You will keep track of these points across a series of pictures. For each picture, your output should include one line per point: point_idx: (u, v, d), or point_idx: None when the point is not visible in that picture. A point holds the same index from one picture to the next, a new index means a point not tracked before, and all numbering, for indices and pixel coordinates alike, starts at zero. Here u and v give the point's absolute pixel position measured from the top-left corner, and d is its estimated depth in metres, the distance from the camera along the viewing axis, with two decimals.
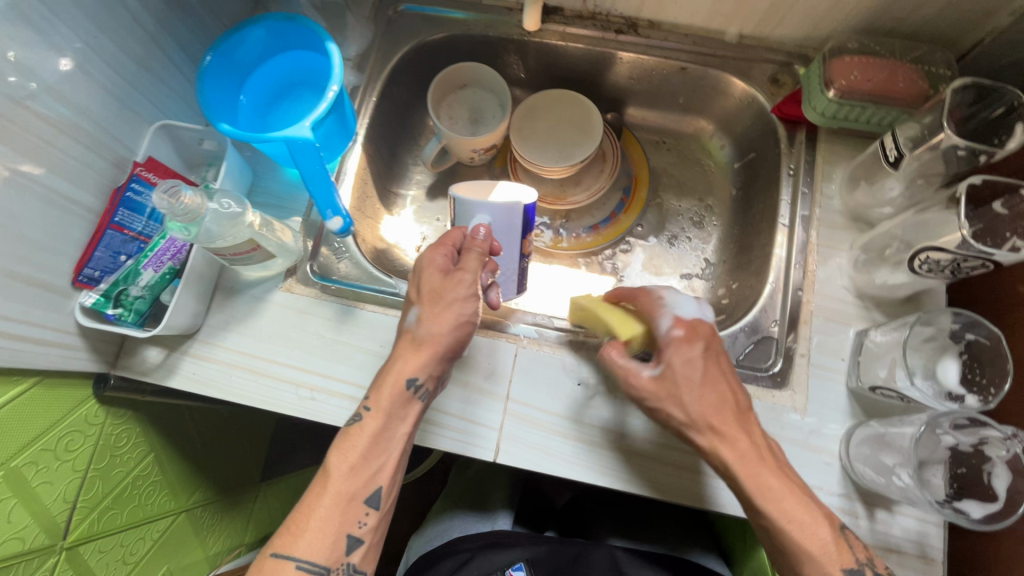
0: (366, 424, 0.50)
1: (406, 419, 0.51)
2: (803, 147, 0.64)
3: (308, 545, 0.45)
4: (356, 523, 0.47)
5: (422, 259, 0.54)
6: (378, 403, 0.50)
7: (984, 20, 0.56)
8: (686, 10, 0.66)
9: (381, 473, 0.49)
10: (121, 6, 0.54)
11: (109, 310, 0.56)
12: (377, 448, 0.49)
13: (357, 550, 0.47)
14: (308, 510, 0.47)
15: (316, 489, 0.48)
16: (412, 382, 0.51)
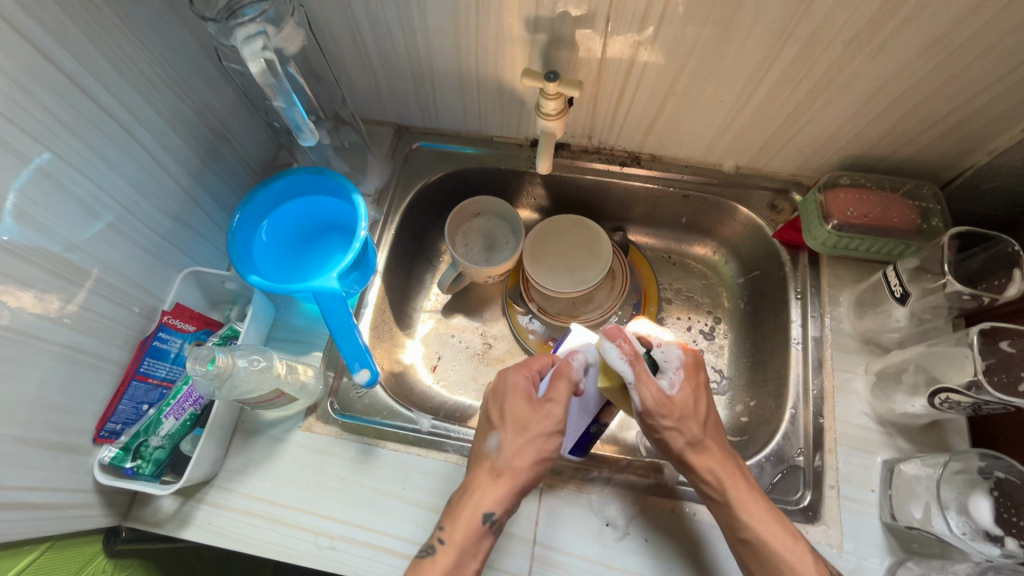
0: (436, 559, 0.48)
1: (477, 556, 0.50)
2: (807, 271, 0.67)
3: None
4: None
5: (505, 383, 0.54)
6: (452, 537, 0.49)
7: (964, 157, 0.61)
8: (685, 147, 0.71)
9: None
10: (162, 169, 0.58)
11: (127, 463, 0.55)
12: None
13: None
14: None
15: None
16: (487, 517, 0.50)
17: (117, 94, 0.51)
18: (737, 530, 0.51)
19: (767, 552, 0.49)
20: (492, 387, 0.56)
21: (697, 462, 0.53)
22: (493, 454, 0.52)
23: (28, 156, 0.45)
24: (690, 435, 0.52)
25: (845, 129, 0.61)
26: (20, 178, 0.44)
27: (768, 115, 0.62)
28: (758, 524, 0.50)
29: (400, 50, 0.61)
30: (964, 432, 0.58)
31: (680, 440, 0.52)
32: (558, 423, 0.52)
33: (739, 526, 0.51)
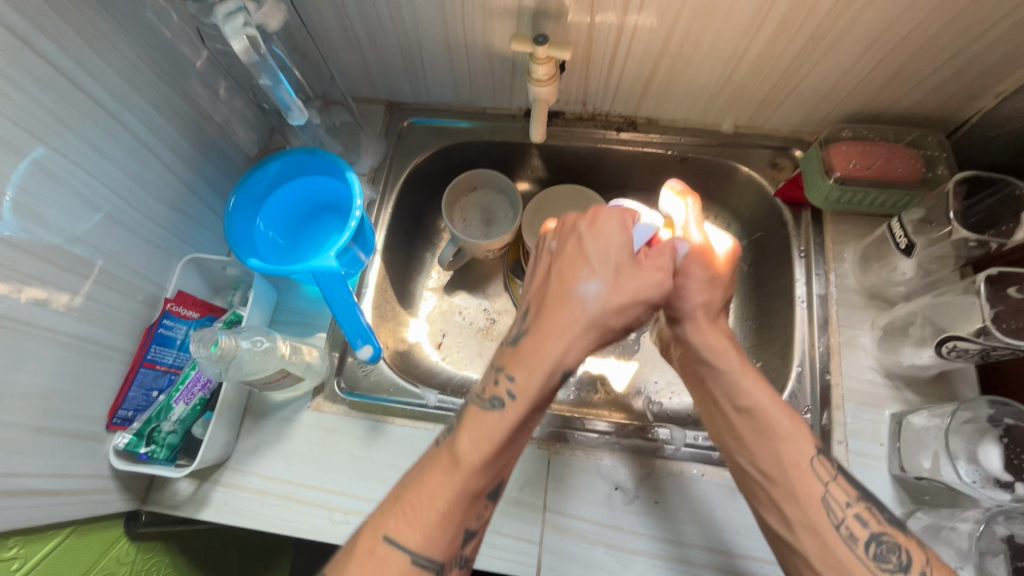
0: (506, 411, 0.45)
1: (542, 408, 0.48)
2: (811, 229, 0.66)
3: (426, 538, 0.42)
4: (473, 517, 0.45)
5: (603, 231, 0.48)
6: (528, 390, 0.45)
7: (970, 102, 0.59)
8: (681, 107, 0.69)
9: (497, 463, 0.46)
10: (155, 157, 0.58)
11: (142, 448, 0.56)
12: (511, 438, 0.46)
13: (469, 544, 0.45)
14: (438, 504, 0.43)
15: (449, 488, 0.43)
16: (567, 374, 0.47)
17: (104, 82, 0.51)
18: (733, 399, 0.51)
19: (769, 419, 0.49)
20: (585, 221, 0.49)
21: (705, 328, 0.54)
22: (589, 300, 0.46)
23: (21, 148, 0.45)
24: (709, 296, 0.54)
25: (846, 79, 0.59)
26: (16, 172, 0.44)
27: (766, 70, 0.60)
28: (756, 393, 0.50)
29: (387, 24, 0.60)
30: (973, 382, 0.57)
31: (699, 300, 0.53)
32: (663, 288, 0.47)
33: (737, 394, 0.51)
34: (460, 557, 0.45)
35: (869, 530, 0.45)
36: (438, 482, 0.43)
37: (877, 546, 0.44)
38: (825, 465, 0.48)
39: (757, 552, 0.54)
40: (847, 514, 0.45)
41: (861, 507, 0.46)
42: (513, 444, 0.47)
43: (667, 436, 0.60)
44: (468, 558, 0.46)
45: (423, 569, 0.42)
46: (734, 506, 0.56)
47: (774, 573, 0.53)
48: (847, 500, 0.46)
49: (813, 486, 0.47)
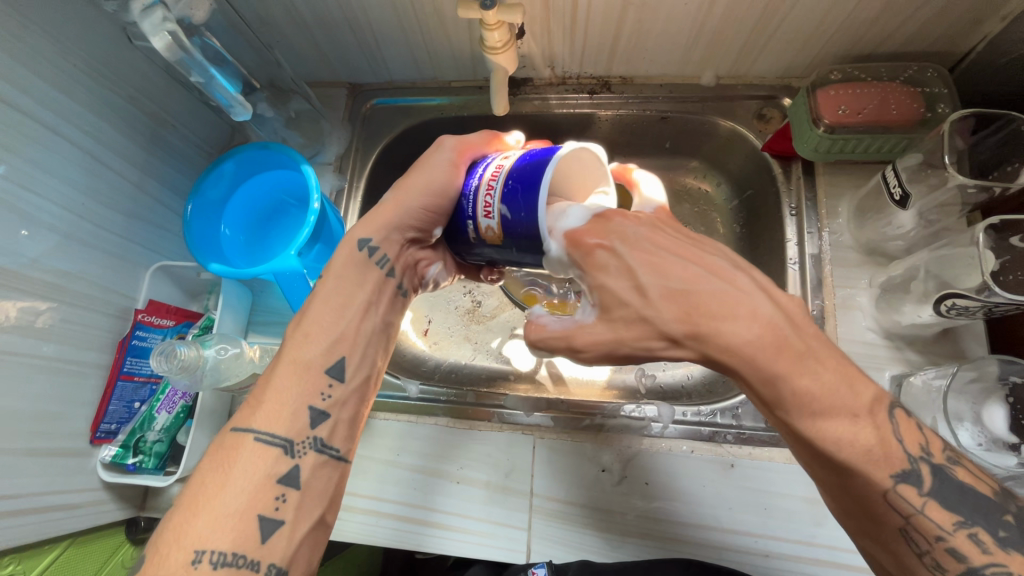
0: (320, 296, 0.48)
1: (368, 289, 0.49)
2: (802, 183, 0.61)
3: (265, 414, 0.43)
4: (318, 396, 0.45)
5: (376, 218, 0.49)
6: (330, 269, 0.49)
7: (975, 28, 0.53)
8: (656, 62, 0.64)
9: (342, 342, 0.47)
10: (107, 167, 0.56)
11: (129, 459, 0.57)
12: (333, 314, 0.47)
13: (322, 424, 0.45)
14: (274, 386, 0.44)
15: (283, 368, 0.45)
16: (379, 256, 0.50)
17: (39, 96, 0.49)
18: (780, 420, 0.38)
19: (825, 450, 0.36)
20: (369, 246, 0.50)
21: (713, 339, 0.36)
22: (377, 258, 0.50)
23: None
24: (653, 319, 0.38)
25: (831, 17, 0.54)
26: None
27: (742, 13, 0.55)
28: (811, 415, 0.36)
29: (330, 1, 0.57)
30: (982, 337, 0.54)
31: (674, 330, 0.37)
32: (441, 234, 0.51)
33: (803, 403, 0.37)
34: (316, 437, 0.44)
35: (969, 565, 0.36)
36: (273, 370, 0.45)
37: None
38: (909, 494, 0.37)
39: (750, 527, 0.53)
40: (937, 548, 0.37)
41: (962, 538, 0.37)
42: (362, 334, 0.48)
43: (654, 414, 0.58)
44: (330, 443, 0.45)
45: (267, 445, 0.42)
46: (727, 481, 0.54)
47: (768, 546, 0.52)
48: (938, 534, 0.37)
49: (890, 519, 0.38)
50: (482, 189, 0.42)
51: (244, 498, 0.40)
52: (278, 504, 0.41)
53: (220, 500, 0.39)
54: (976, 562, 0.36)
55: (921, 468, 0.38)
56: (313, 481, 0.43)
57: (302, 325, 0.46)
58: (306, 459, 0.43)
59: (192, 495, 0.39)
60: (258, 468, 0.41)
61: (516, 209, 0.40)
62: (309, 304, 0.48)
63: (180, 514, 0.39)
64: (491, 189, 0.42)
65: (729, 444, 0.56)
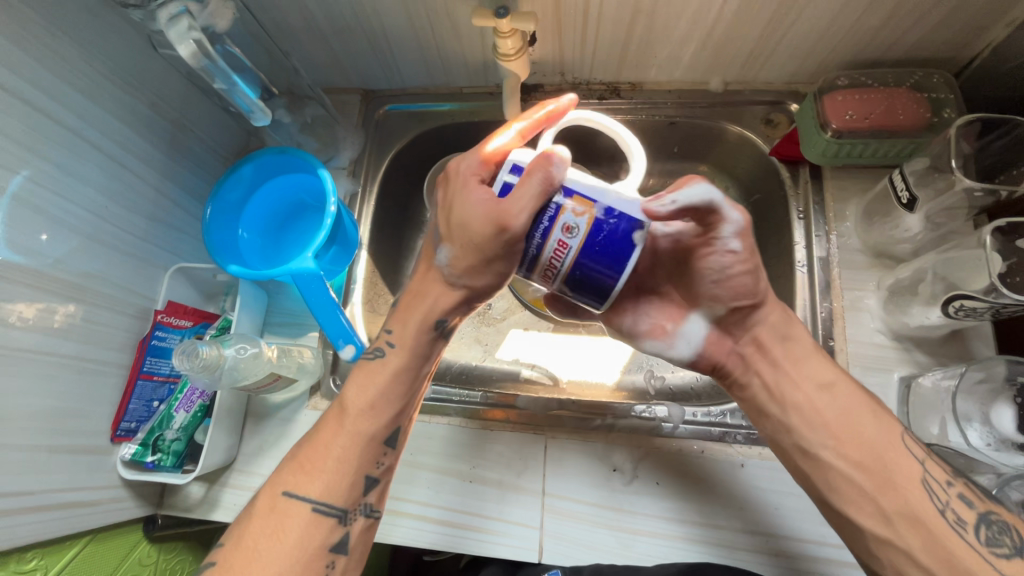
0: (388, 359, 0.49)
1: (430, 358, 0.51)
2: (810, 187, 0.62)
3: (324, 485, 0.46)
4: (373, 465, 0.49)
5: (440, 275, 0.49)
6: (403, 339, 0.49)
7: (980, 34, 0.53)
8: (664, 68, 0.65)
9: (397, 416, 0.49)
10: (128, 171, 0.58)
11: (148, 457, 0.58)
12: (398, 385, 0.49)
13: (372, 491, 0.49)
14: (336, 457, 0.47)
15: (346, 439, 0.47)
16: (443, 324, 0.50)
17: (65, 102, 0.50)
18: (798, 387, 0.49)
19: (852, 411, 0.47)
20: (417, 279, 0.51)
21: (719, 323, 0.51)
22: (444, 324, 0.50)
23: None
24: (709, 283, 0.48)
25: (838, 24, 0.55)
26: None
27: (749, 20, 0.56)
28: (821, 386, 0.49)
29: (346, 9, 0.58)
30: (990, 339, 0.54)
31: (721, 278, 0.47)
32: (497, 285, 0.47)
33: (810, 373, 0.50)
34: (365, 503, 0.48)
35: (975, 511, 0.43)
36: (331, 436, 0.48)
37: (988, 530, 0.42)
38: (914, 443, 0.46)
39: (761, 526, 0.53)
40: (950, 493, 0.44)
41: (962, 485, 0.44)
42: (414, 404, 0.51)
43: (665, 414, 0.59)
44: (376, 505, 0.49)
45: (324, 515, 0.46)
46: (738, 481, 0.55)
47: (779, 545, 0.52)
48: (947, 480, 0.44)
49: (910, 469, 0.44)
50: (562, 235, 0.38)
51: (299, 568, 0.44)
52: (327, 569, 0.45)
53: (276, 567, 0.43)
54: (979, 505, 0.43)
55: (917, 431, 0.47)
56: (359, 545, 0.47)
57: (365, 396, 0.48)
58: (356, 525, 0.47)
59: (251, 561, 0.43)
60: (314, 538, 0.45)
61: (614, 267, 0.39)
62: (377, 372, 0.49)
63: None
64: (572, 240, 0.38)
65: (739, 444, 0.56)
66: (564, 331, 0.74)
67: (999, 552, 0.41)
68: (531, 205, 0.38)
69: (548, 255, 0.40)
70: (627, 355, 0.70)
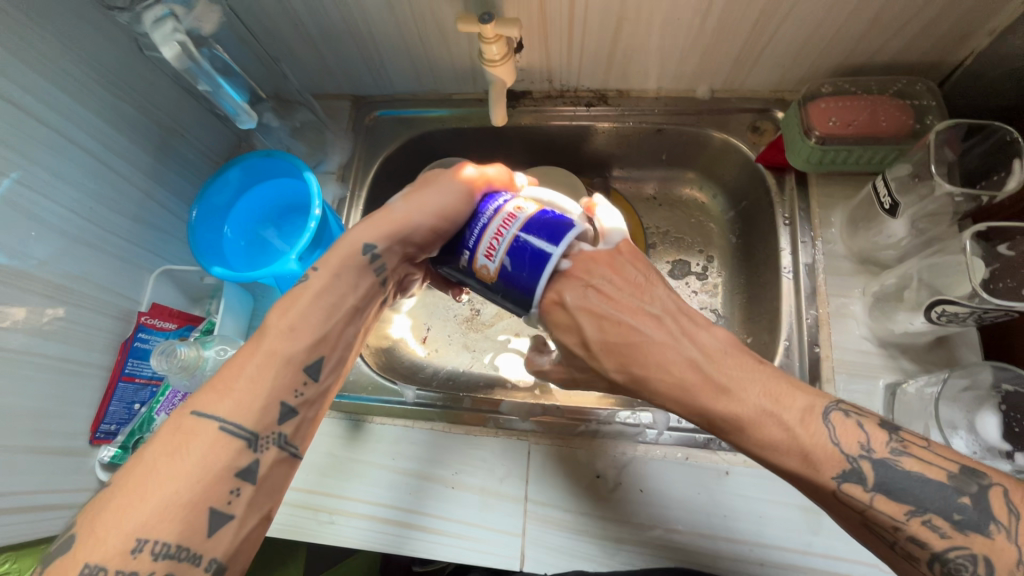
0: (310, 283, 0.45)
1: (358, 290, 0.47)
2: (795, 194, 0.62)
3: (234, 403, 0.39)
4: (291, 392, 0.42)
5: (375, 226, 0.48)
6: (328, 261, 0.46)
7: (962, 43, 0.54)
8: (651, 75, 0.66)
9: (323, 342, 0.44)
10: (115, 173, 0.58)
11: (127, 460, 0.57)
12: (322, 309, 0.45)
13: (289, 422, 0.42)
14: (249, 374, 0.41)
15: (260, 358, 0.42)
16: (370, 250, 0.47)
17: (52, 104, 0.51)
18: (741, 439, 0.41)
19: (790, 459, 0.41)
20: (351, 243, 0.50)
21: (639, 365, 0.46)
22: (371, 259, 0.48)
23: None
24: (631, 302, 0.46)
25: (821, 32, 0.55)
26: None
27: (733, 28, 0.56)
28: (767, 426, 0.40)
29: (334, 14, 0.59)
30: (976, 346, 0.54)
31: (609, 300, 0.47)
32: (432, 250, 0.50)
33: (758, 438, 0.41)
34: (279, 434, 0.41)
35: (929, 549, 0.37)
36: (246, 356, 0.42)
37: (942, 566, 0.37)
38: (856, 492, 0.39)
39: (745, 535, 0.52)
40: (898, 536, 0.38)
41: (918, 525, 0.38)
42: (342, 335, 0.46)
43: (650, 421, 0.58)
44: (293, 441, 0.43)
45: (231, 436, 0.39)
46: (722, 489, 0.54)
47: (763, 555, 0.52)
48: (895, 523, 0.38)
49: (847, 511, 0.40)
50: (494, 225, 0.43)
51: (195, 489, 0.36)
52: (230, 498, 0.38)
53: (168, 489, 0.36)
54: (937, 545, 0.37)
55: (863, 465, 0.39)
56: (270, 478, 0.41)
57: (289, 313, 0.43)
58: (268, 456, 0.40)
59: (138, 478, 0.36)
60: (216, 459, 0.37)
61: (518, 266, 0.42)
62: (295, 294, 0.45)
63: (120, 497, 0.35)
64: (501, 233, 0.42)
65: (724, 451, 0.56)
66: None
67: None
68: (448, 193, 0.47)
69: (488, 241, 0.43)
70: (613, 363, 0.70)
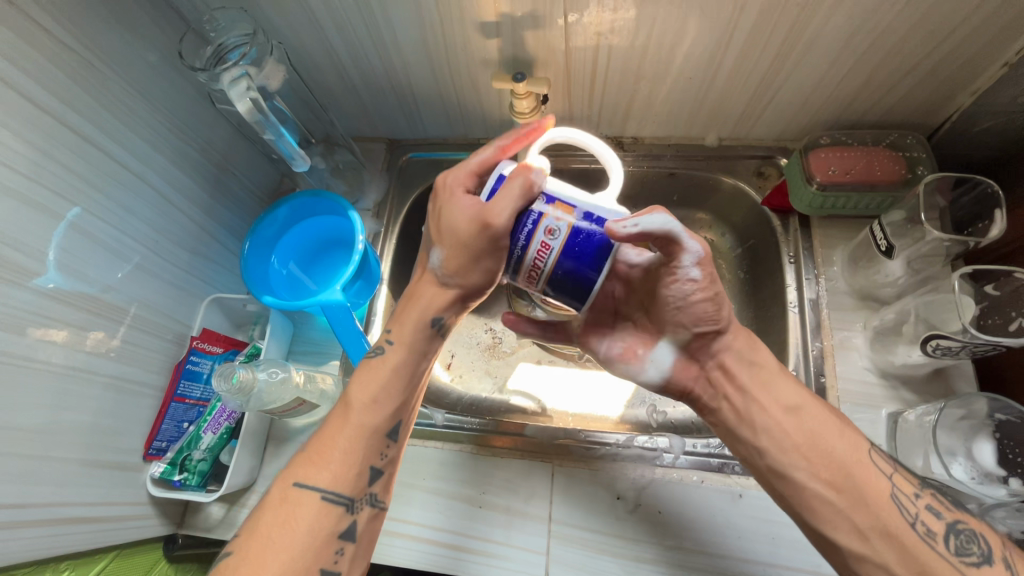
0: (388, 356, 0.52)
1: (428, 354, 0.54)
2: (799, 234, 0.67)
3: (332, 474, 0.47)
4: (378, 456, 0.50)
5: (436, 294, 0.53)
6: (402, 335, 0.52)
7: (947, 101, 0.60)
8: (663, 125, 0.72)
9: (402, 410, 0.51)
10: (176, 209, 0.64)
11: (176, 476, 0.61)
12: (397, 381, 0.51)
13: (377, 481, 0.50)
14: (341, 447, 0.48)
15: (349, 431, 0.49)
16: (435, 320, 0.53)
17: (130, 149, 0.57)
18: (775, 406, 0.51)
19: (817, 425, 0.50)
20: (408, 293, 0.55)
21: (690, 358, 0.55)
22: (437, 326, 0.53)
23: (59, 213, 0.50)
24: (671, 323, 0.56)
25: (818, 90, 0.61)
26: (54, 232, 0.50)
27: (740, 85, 0.63)
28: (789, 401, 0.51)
29: (379, 70, 0.65)
30: (971, 378, 0.58)
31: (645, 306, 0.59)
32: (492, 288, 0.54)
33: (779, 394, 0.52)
34: (370, 492, 0.49)
35: (944, 522, 0.45)
36: (339, 429, 0.49)
37: (956, 539, 0.44)
38: (885, 458, 0.48)
39: (759, 555, 0.55)
40: (918, 507, 0.46)
41: (929, 496, 0.47)
42: (412, 403, 0.53)
43: (666, 445, 0.61)
44: (379, 497, 0.50)
45: (333, 504, 0.46)
46: (735, 511, 0.57)
47: None
48: (915, 492, 0.47)
49: (879, 484, 0.47)
50: (536, 241, 0.44)
51: (308, 554, 0.44)
52: (336, 556, 0.46)
53: (286, 555, 0.43)
54: (946, 515, 0.46)
55: (889, 444, 0.50)
56: (366, 532, 0.48)
57: (370, 386, 0.50)
58: (362, 515, 0.48)
59: (259, 548, 0.43)
60: (324, 525, 0.45)
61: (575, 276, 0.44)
62: (372, 370, 0.51)
63: (247, 563, 0.42)
64: (547, 248, 0.44)
65: (737, 475, 0.59)
66: (572, 365, 0.77)
67: (969, 561, 0.43)
68: (515, 203, 0.43)
69: (532, 256, 0.45)
70: (630, 390, 0.74)
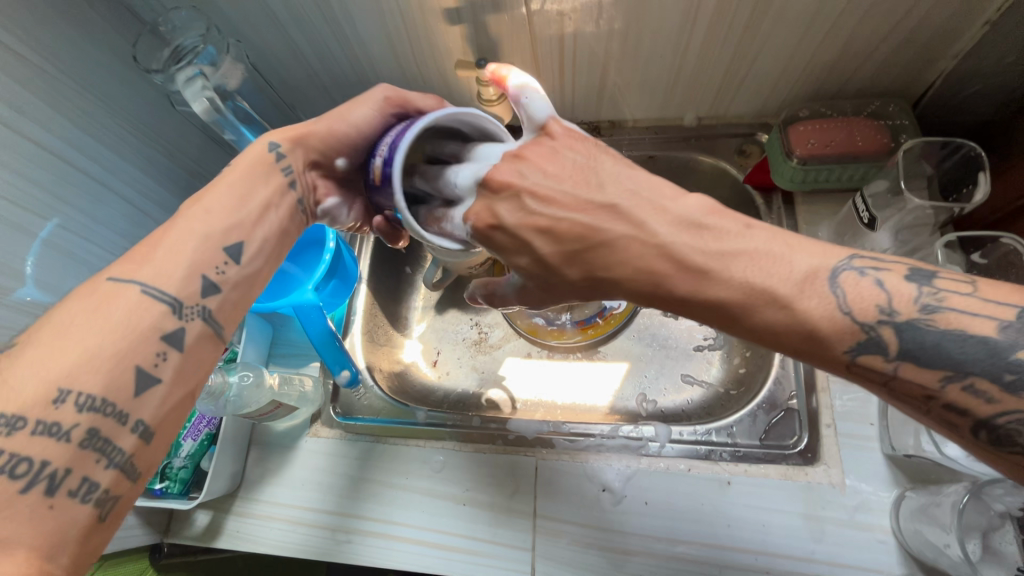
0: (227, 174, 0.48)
1: (270, 185, 0.48)
2: (782, 211, 0.65)
3: (155, 271, 0.40)
4: (211, 268, 0.43)
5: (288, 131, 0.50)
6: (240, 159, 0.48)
7: (929, 66, 0.57)
8: (639, 107, 0.70)
9: (242, 227, 0.46)
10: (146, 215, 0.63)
11: (156, 484, 0.60)
12: (236, 197, 0.46)
13: (212, 297, 0.43)
14: (167, 246, 0.42)
15: (177, 232, 0.43)
16: (275, 147, 0.49)
17: (95, 157, 0.56)
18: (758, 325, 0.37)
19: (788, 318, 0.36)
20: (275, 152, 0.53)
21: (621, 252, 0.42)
22: (280, 162, 0.49)
23: (33, 230, 0.50)
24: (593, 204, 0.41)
25: (793, 61, 0.59)
26: (30, 252, 0.50)
27: (711, 60, 0.61)
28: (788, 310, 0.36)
29: (345, 65, 0.64)
30: None
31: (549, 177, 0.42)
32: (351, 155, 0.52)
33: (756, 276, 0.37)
34: (202, 307, 0.42)
35: (972, 415, 0.33)
36: (164, 232, 0.43)
37: (991, 432, 0.33)
38: (875, 361, 0.35)
39: (750, 543, 0.53)
40: (934, 406, 0.35)
41: (957, 387, 0.33)
42: (259, 224, 0.47)
43: (652, 434, 0.60)
44: (216, 318, 0.43)
45: (153, 300, 0.40)
46: (725, 499, 0.56)
47: (770, 564, 0.53)
48: (930, 389, 0.34)
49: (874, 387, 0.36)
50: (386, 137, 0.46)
51: (118, 345, 0.37)
52: (156, 360, 0.39)
53: (88, 342, 0.36)
54: (979, 410, 0.33)
55: (882, 331, 0.35)
56: (196, 349, 0.42)
57: (201, 201, 0.45)
58: (192, 326, 0.41)
59: (54, 335, 0.36)
60: (139, 320, 0.38)
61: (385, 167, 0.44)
62: (214, 184, 0.46)
63: (38, 350, 0.35)
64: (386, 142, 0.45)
65: (726, 461, 0.57)
66: (558, 357, 0.76)
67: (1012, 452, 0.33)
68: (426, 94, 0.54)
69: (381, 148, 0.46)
70: (618, 380, 0.72)
